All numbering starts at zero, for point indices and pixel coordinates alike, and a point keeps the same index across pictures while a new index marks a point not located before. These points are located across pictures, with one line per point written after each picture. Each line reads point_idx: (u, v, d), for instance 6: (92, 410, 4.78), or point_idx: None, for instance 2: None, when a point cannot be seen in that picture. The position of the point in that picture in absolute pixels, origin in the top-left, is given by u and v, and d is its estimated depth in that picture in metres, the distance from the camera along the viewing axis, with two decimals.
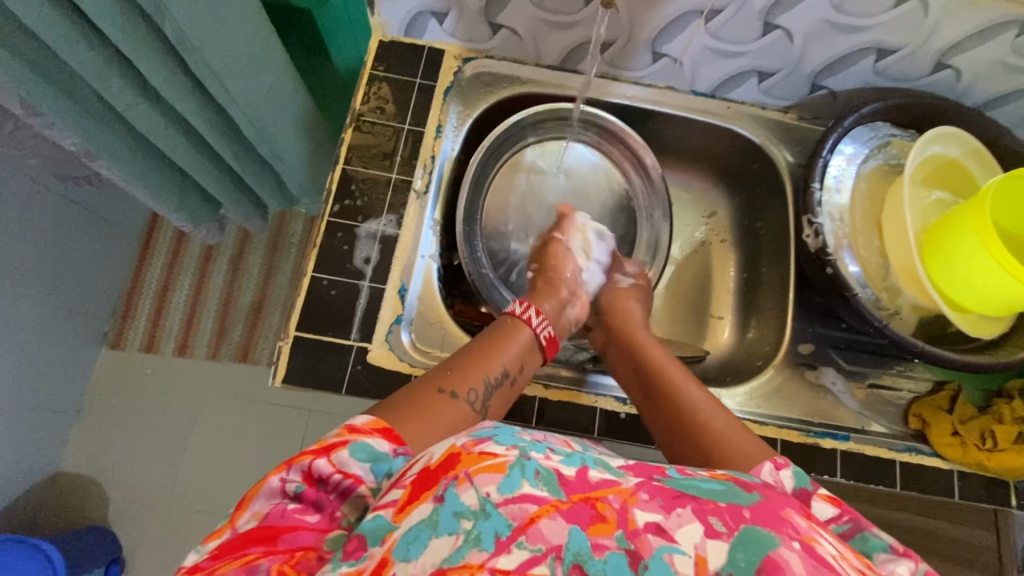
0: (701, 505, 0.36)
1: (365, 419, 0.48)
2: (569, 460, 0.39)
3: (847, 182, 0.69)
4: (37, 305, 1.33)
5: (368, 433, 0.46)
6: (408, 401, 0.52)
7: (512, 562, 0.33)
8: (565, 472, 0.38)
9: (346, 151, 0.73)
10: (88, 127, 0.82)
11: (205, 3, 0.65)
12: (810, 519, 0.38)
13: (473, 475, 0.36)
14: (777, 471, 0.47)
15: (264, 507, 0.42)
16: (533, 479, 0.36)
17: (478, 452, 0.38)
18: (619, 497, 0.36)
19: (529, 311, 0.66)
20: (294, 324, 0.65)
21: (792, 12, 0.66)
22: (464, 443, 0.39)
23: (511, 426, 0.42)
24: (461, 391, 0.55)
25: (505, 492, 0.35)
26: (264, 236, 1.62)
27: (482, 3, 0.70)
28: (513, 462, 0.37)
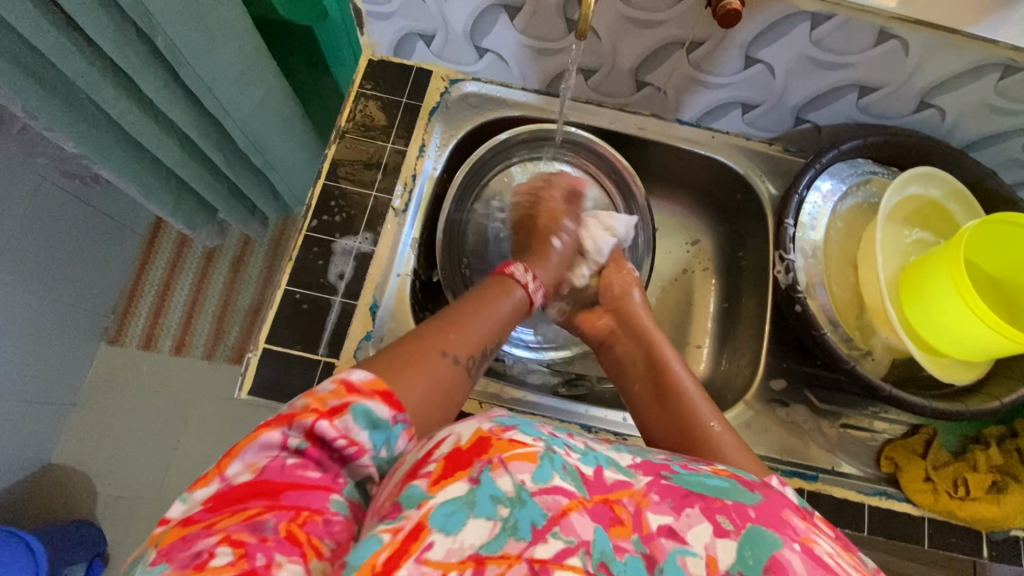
0: (709, 504, 0.37)
1: (364, 377, 0.45)
2: (587, 457, 0.40)
3: (822, 220, 0.68)
4: (38, 300, 1.36)
5: (368, 396, 0.44)
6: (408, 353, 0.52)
7: (547, 552, 0.33)
8: (584, 470, 0.38)
9: (328, 167, 0.74)
10: (86, 132, 0.85)
11: (196, 20, 0.67)
12: (807, 521, 0.39)
13: (507, 461, 0.37)
14: None
15: (259, 461, 0.40)
16: (562, 472, 0.37)
17: (508, 439, 0.38)
18: (633, 500, 0.37)
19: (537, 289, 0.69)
20: (265, 336, 0.66)
21: (772, 47, 0.66)
22: (491, 429, 0.39)
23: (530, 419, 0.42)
24: (463, 357, 0.55)
25: (539, 483, 0.36)
26: (264, 242, 1.64)
27: (467, 28, 0.71)
28: (542, 453, 0.38)
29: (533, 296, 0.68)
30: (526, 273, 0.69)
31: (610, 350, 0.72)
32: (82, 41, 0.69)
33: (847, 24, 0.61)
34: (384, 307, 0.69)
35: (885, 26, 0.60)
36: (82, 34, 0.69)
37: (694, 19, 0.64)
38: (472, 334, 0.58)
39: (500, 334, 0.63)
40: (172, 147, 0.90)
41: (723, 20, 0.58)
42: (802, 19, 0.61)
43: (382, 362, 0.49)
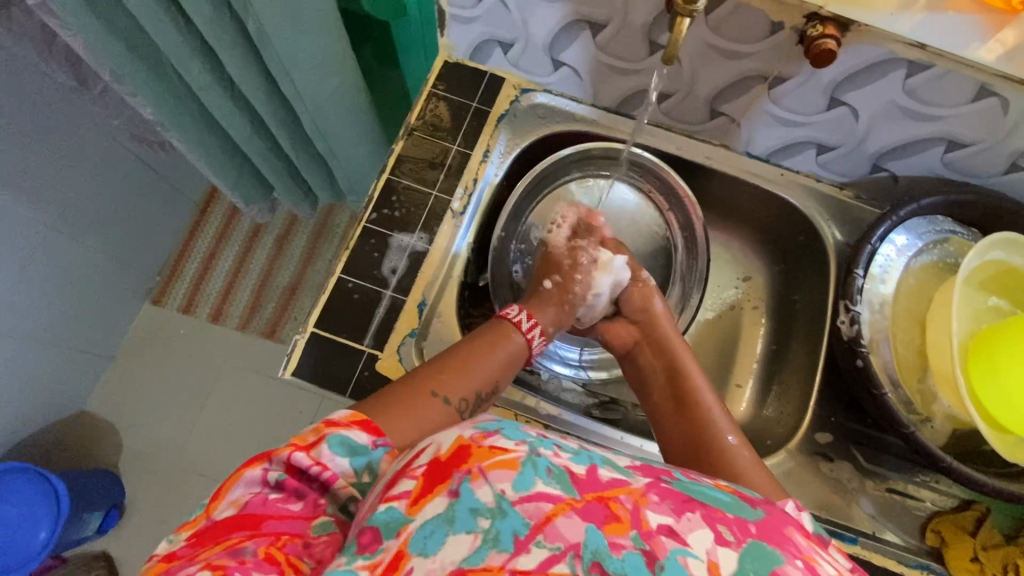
0: (710, 512, 0.35)
1: (341, 412, 0.45)
2: (578, 458, 0.38)
3: (894, 274, 0.66)
4: (90, 252, 1.42)
5: (346, 428, 0.44)
6: (394, 396, 0.50)
7: (531, 562, 0.32)
8: (575, 471, 0.36)
9: (393, 162, 0.76)
10: (166, 101, 0.88)
11: (286, 6, 0.69)
12: (810, 539, 0.36)
13: (486, 470, 0.35)
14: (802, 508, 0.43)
15: (243, 497, 0.40)
16: (546, 477, 0.35)
17: (489, 446, 0.37)
18: (630, 498, 0.35)
19: (533, 328, 0.64)
20: (314, 320, 0.67)
21: (859, 91, 0.64)
22: (472, 436, 0.38)
23: (519, 422, 0.41)
24: (455, 399, 0.53)
25: (520, 491, 0.34)
26: (310, 224, 1.68)
27: (547, 40, 0.71)
28: (525, 458, 0.36)
29: (531, 338, 0.63)
30: (520, 311, 0.65)
31: (634, 358, 0.70)
32: (177, 16, 0.72)
33: (945, 76, 0.59)
34: (432, 306, 0.70)
35: (986, 83, 0.58)
36: (178, 10, 0.72)
37: (782, 55, 0.63)
38: (466, 377, 0.55)
39: (499, 380, 0.59)
40: (242, 124, 0.93)
41: (817, 60, 0.58)
42: (898, 66, 0.59)
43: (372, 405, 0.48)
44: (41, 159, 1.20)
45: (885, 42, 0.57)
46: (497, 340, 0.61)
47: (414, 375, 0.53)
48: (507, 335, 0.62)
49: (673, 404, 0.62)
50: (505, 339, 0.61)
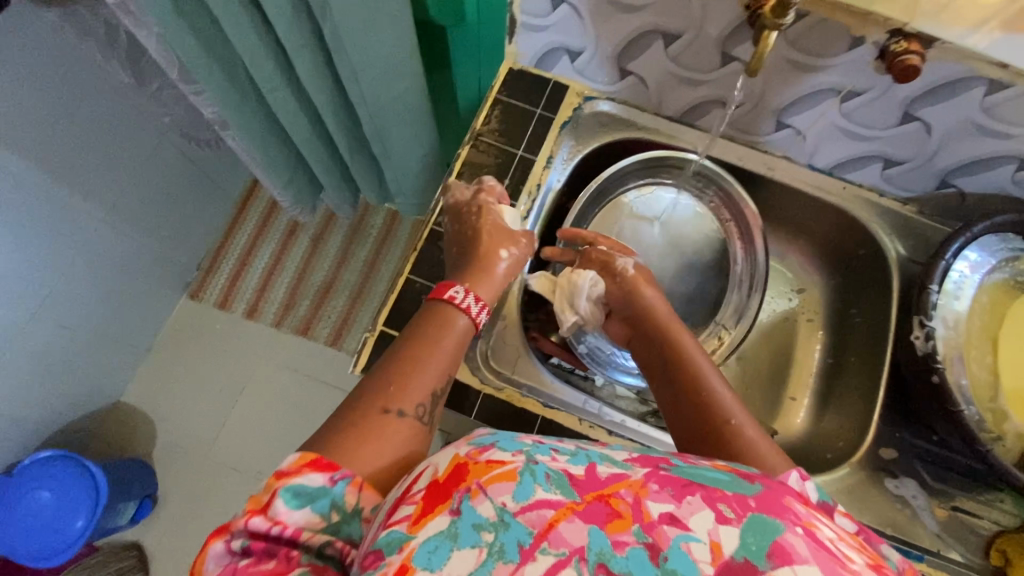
0: (710, 492, 0.36)
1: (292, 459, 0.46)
2: (576, 459, 0.39)
3: (968, 290, 0.65)
4: (135, 245, 1.45)
5: (297, 474, 0.44)
6: (346, 427, 0.49)
7: (537, 570, 0.32)
8: (573, 473, 0.37)
9: (460, 166, 0.77)
10: (232, 101, 0.90)
11: (363, 11, 0.70)
12: (809, 507, 0.37)
13: (485, 485, 0.36)
14: (802, 482, 0.43)
15: (217, 570, 0.41)
16: (545, 484, 0.36)
17: (486, 461, 0.38)
18: (630, 491, 0.36)
19: (471, 300, 0.62)
20: (383, 319, 0.69)
21: (935, 108, 0.64)
22: (469, 452, 0.39)
23: (512, 433, 0.42)
24: (410, 410, 0.52)
25: (521, 501, 0.35)
26: (346, 224, 1.70)
27: (617, 50, 0.72)
28: (524, 467, 0.37)
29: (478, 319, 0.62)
30: (465, 292, 0.62)
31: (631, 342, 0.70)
32: (256, 19, 0.74)
33: None
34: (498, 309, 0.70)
35: None
36: (258, 13, 0.74)
37: (859, 70, 0.63)
38: (419, 379, 0.54)
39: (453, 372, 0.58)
40: (303, 125, 0.95)
41: (901, 75, 0.57)
42: (979, 83, 0.59)
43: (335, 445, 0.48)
44: (98, 153, 1.23)
45: (969, 60, 0.57)
46: (440, 323, 0.59)
47: (365, 395, 0.53)
48: (451, 319, 0.60)
49: (671, 389, 0.61)
50: (450, 322, 0.60)
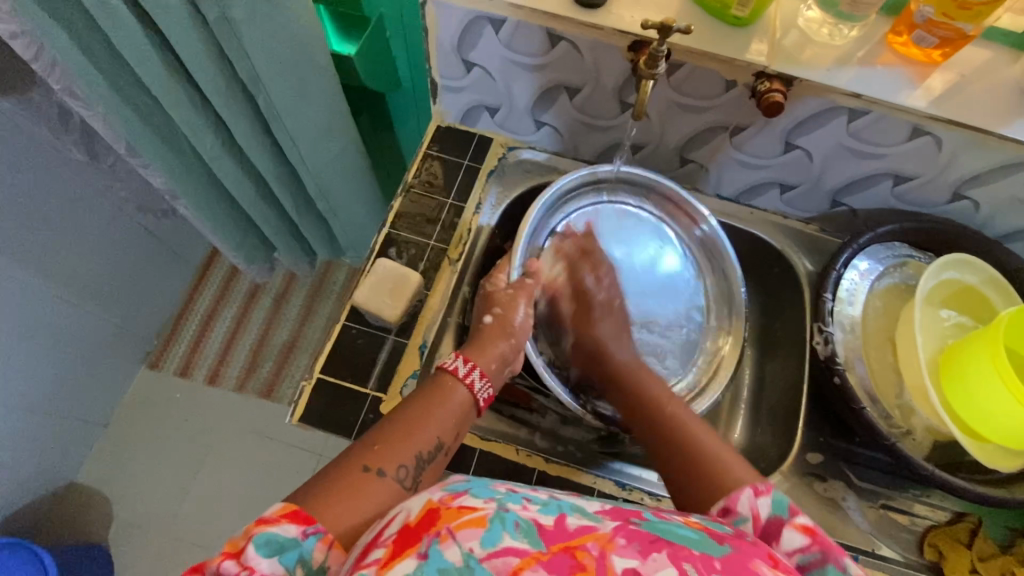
0: (676, 551, 0.39)
1: (275, 505, 0.48)
2: (547, 509, 0.43)
3: (860, 297, 0.71)
4: (87, 317, 1.44)
5: (275, 523, 0.46)
6: (329, 482, 0.51)
7: None
8: (544, 522, 0.41)
9: (393, 216, 0.82)
10: (179, 172, 0.95)
11: (294, 83, 0.77)
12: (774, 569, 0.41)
13: (455, 531, 0.39)
14: (754, 499, 0.51)
15: None
16: (514, 531, 0.39)
17: (457, 508, 0.41)
18: (596, 545, 0.39)
19: (471, 371, 0.62)
20: (320, 367, 0.71)
21: (810, 136, 0.72)
22: (441, 498, 0.43)
23: (487, 482, 0.46)
24: (391, 472, 0.53)
25: (488, 547, 0.38)
26: (306, 283, 1.72)
27: (530, 103, 0.80)
28: (492, 515, 0.40)
29: (479, 395, 0.61)
30: (462, 360, 0.62)
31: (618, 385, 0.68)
32: (195, 96, 0.80)
33: (882, 120, 0.66)
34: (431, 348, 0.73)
35: (918, 124, 0.65)
36: (196, 90, 0.80)
37: (739, 107, 0.70)
38: (405, 446, 0.55)
39: (442, 439, 0.58)
40: (249, 190, 0.99)
41: (769, 110, 0.64)
42: (839, 114, 0.67)
43: (316, 490, 0.50)
44: (50, 230, 1.25)
45: (826, 93, 0.65)
46: (438, 395, 0.60)
47: (355, 449, 0.54)
48: (450, 392, 0.60)
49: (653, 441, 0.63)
50: (448, 394, 0.60)
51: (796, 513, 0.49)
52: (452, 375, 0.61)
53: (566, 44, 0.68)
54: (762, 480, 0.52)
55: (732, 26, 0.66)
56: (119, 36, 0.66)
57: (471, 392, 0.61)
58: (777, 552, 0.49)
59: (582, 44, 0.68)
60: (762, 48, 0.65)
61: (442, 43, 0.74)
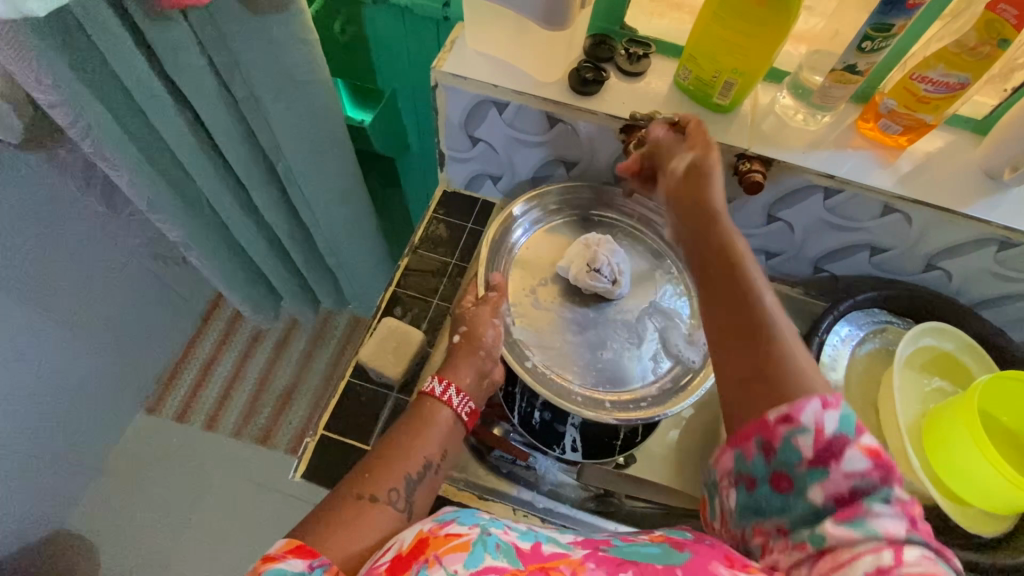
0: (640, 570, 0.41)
1: (279, 545, 0.47)
2: (524, 535, 0.46)
3: (842, 361, 0.75)
4: (90, 361, 1.45)
5: (281, 561, 0.45)
6: (328, 515, 0.54)
7: None
8: (521, 545, 0.44)
9: (399, 276, 0.86)
10: (196, 230, 1.00)
11: (313, 153, 0.84)
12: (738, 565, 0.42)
13: (442, 556, 0.43)
14: (822, 411, 0.43)
15: None
16: (493, 552, 0.43)
17: (444, 535, 0.45)
18: (568, 567, 0.42)
19: (448, 390, 0.66)
20: (324, 423, 0.73)
21: (791, 210, 0.77)
22: (431, 528, 0.46)
23: (472, 510, 0.49)
24: (382, 494, 0.56)
25: (470, 567, 0.41)
26: (307, 331, 1.75)
27: (530, 173, 0.85)
28: (475, 540, 0.44)
29: (461, 410, 0.66)
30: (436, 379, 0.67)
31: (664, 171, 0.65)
32: (219, 163, 0.86)
33: (855, 197, 0.72)
34: None
35: (889, 202, 0.71)
36: (220, 159, 0.86)
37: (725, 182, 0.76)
38: (395, 468, 0.59)
39: (431, 458, 0.62)
40: (262, 247, 1.05)
41: (751, 188, 0.70)
42: (815, 192, 0.73)
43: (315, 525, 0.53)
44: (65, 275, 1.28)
45: (803, 173, 0.71)
46: (421, 418, 0.64)
47: (348, 481, 0.57)
48: (432, 413, 0.65)
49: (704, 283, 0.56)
50: (429, 416, 0.65)
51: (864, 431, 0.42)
52: (433, 397, 0.66)
53: (563, 125, 0.75)
54: (830, 393, 0.45)
55: (715, 112, 0.72)
56: (154, 113, 0.73)
57: (453, 411, 0.65)
58: (836, 474, 0.41)
59: (578, 125, 0.74)
60: (743, 133, 0.71)
61: (450, 120, 0.80)
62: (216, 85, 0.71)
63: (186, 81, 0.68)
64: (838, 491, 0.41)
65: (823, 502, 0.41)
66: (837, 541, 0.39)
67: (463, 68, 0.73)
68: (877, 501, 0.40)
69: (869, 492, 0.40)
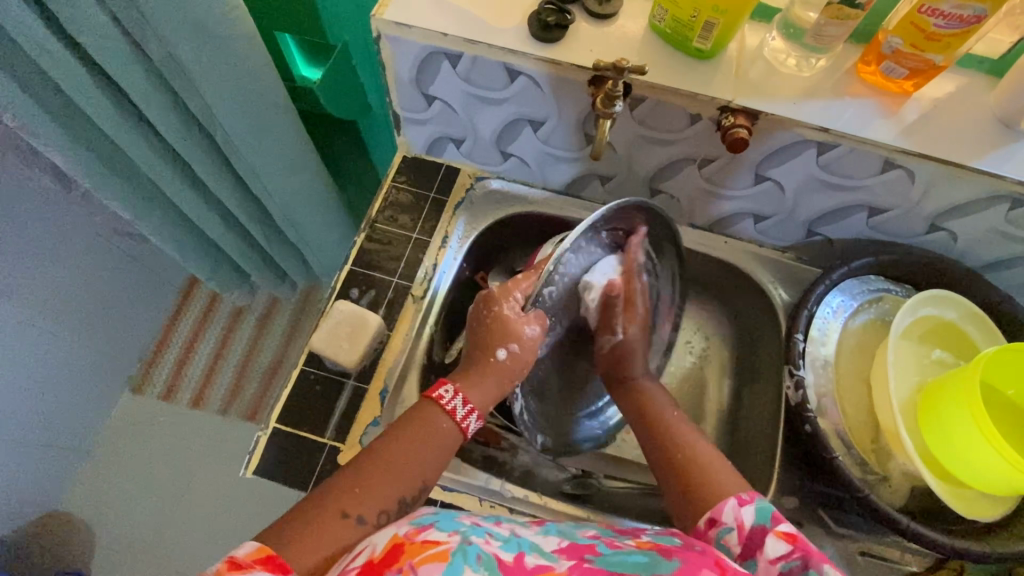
0: None
1: (249, 549, 0.44)
2: (506, 545, 0.44)
3: (833, 335, 0.69)
4: (63, 346, 1.32)
5: (249, 568, 0.42)
6: (307, 527, 0.48)
7: None
8: (504, 557, 0.42)
9: (356, 253, 0.79)
10: (140, 206, 0.92)
11: (251, 117, 0.76)
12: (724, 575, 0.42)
13: (417, 566, 0.40)
14: (738, 509, 0.52)
15: None
16: (474, 565, 0.40)
17: (421, 541, 0.42)
18: None
19: (455, 401, 0.59)
20: (276, 415, 0.69)
21: (781, 168, 0.69)
22: (406, 532, 0.43)
23: (452, 514, 0.47)
24: (373, 517, 0.51)
25: None
26: (291, 303, 1.57)
27: (494, 136, 0.77)
28: (455, 548, 0.41)
29: (465, 424, 0.59)
30: (450, 388, 0.60)
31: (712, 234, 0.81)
32: (151, 132, 0.78)
33: (852, 153, 0.64)
34: (392, 393, 0.71)
35: (890, 157, 0.63)
36: (152, 128, 0.78)
37: (707, 140, 0.68)
38: (386, 489, 0.52)
39: (428, 480, 0.56)
40: (214, 222, 0.97)
41: (734, 146, 0.62)
42: (809, 147, 0.65)
43: (292, 536, 0.47)
44: (30, 258, 1.17)
45: (794, 127, 0.63)
46: (420, 427, 0.57)
47: (333, 490, 0.51)
48: (435, 425, 0.58)
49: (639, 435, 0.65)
50: (429, 425, 0.57)
51: (778, 519, 0.51)
52: (438, 405, 0.59)
53: (525, 78, 0.66)
54: (746, 490, 0.54)
55: (695, 59, 0.64)
56: (60, 75, 0.64)
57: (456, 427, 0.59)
58: (762, 564, 0.50)
59: (541, 79, 0.66)
60: (726, 82, 0.63)
61: (400, 78, 0.72)
62: (127, 44, 0.63)
63: (90, 39, 0.60)
64: None
65: None
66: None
67: (407, 15, 0.64)
68: None
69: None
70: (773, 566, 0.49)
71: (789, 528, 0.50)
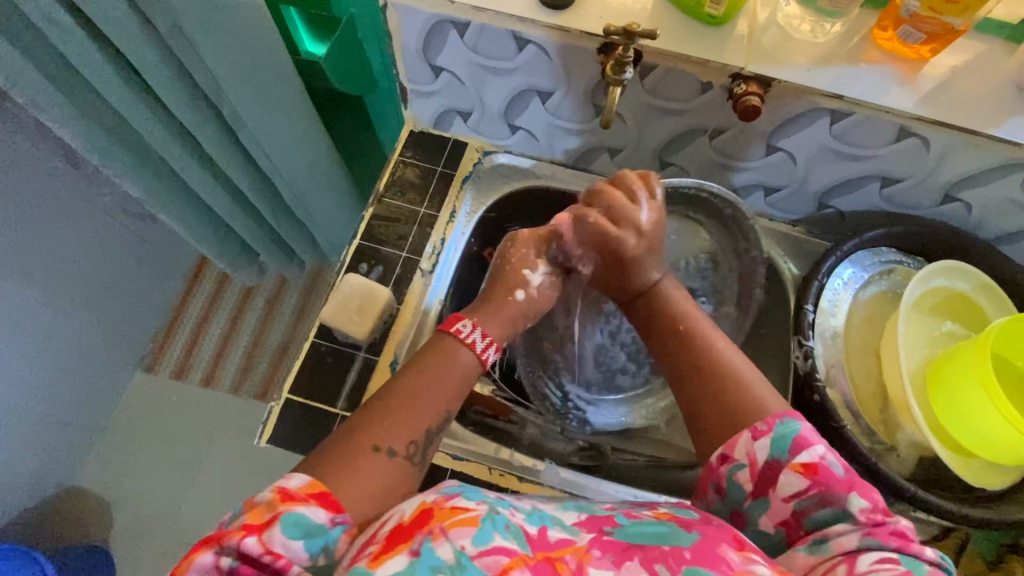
0: (647, 555, 0.41)
1: (302, 481, 0.46)
2: (530, 518, 0.44)
3: (843, 306, 0.69)
4: (78, 324, 1.34)
5: (303, 502, 0.44)
6: (335, 460, 0.49)
7: None
8: (529, 530, 0.42)
9: (365, 227, 0.80)
10: (150, 183, 0.93)
11: (256, 88, 0.76)
12: (743, 552, 0.42)
13: (448, 529, 0.40)
14: (753, 444, 0.50)
15: None
16: (503, 533, 0.40)
17: (450, 507, 0.41)
18: (574, 557, 0.41)
19: (488, 346, 0.59)
20: (289, 387, 0.70)
21: (793, 138, 0.68)
22: (435, 499, 0.43)
23: (477, 488, 0.46)
24: (400, 449, 0.51)
25: (479, 545, 0.39)
26: (299, 283, 1.57)
27: (502, 108, 0.77)
28: (485, 516, 0.41)
29: (484, 357, 0.59)
30: (472, 326, 0.60)
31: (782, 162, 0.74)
32: (159, 108, 0.78)
33: (866, 121, 0.63)
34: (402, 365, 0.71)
35: (905, 125, 0.62)
36: (160, 103, 0.78)
37: (718, 110, 0.67)
38: (410, 421, 0.53)
39: (451, 408, 0.56)
40: (223, 199, 0.98)
41: (745, 114, 0.61)
42: (822, 115, 0.64)
43: (329, 464, 0.49)
44: (43, 237, 1.18)
45: (806, 95, 0.62)
46: (439, 359, 0.57)
47: (359, 424, 0.52)
48: (453, 354, 0.58)
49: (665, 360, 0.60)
50: (447, 355, 0.57)
51: (795, 454, 0.48)
52: (455, 336, 0.59)
53: (533, 47, 0.65)
54: (765, 419, 0.51)
55: (707, 25, 0.62)
56: (71, 50, 0.64)
57: (477, 355, 0.58)
58: (774, 501, 0.49)
59: (550, 47, 0.65)
60: (739, 49, 0.62)
61: (407, 48, 0.71)
62: (132, 15, 0.62)
63: (96, 9, 0.59)
64: (784, 517, 0.49)
65: (773, 527, 0.49)
66: (802, 568, 0.47)
67: None
68: (839, 521, 0.46)
69: (810, 516, 0.48)
70: (787, 504, 0.48)
71: (810, 459, 0.47)
